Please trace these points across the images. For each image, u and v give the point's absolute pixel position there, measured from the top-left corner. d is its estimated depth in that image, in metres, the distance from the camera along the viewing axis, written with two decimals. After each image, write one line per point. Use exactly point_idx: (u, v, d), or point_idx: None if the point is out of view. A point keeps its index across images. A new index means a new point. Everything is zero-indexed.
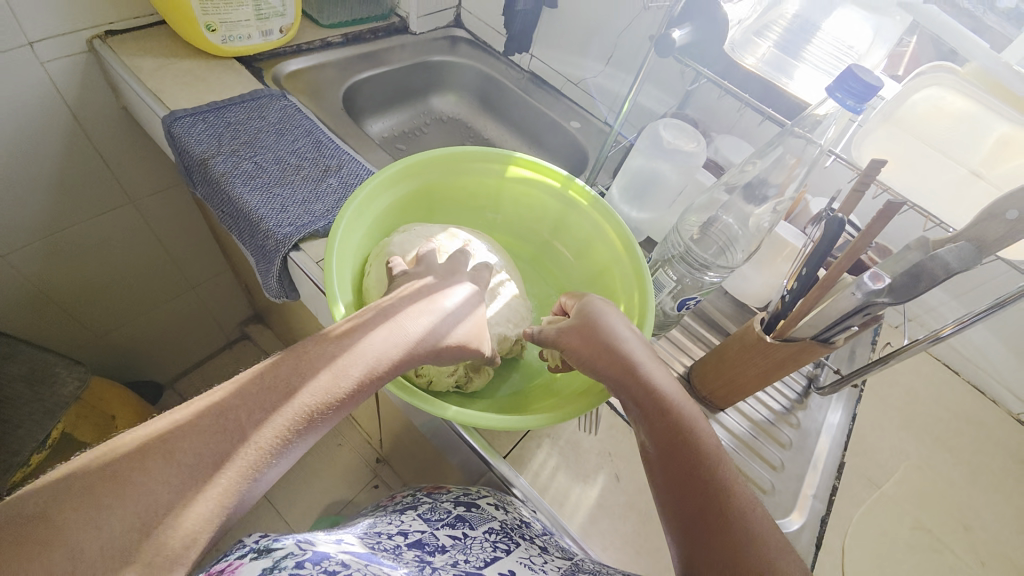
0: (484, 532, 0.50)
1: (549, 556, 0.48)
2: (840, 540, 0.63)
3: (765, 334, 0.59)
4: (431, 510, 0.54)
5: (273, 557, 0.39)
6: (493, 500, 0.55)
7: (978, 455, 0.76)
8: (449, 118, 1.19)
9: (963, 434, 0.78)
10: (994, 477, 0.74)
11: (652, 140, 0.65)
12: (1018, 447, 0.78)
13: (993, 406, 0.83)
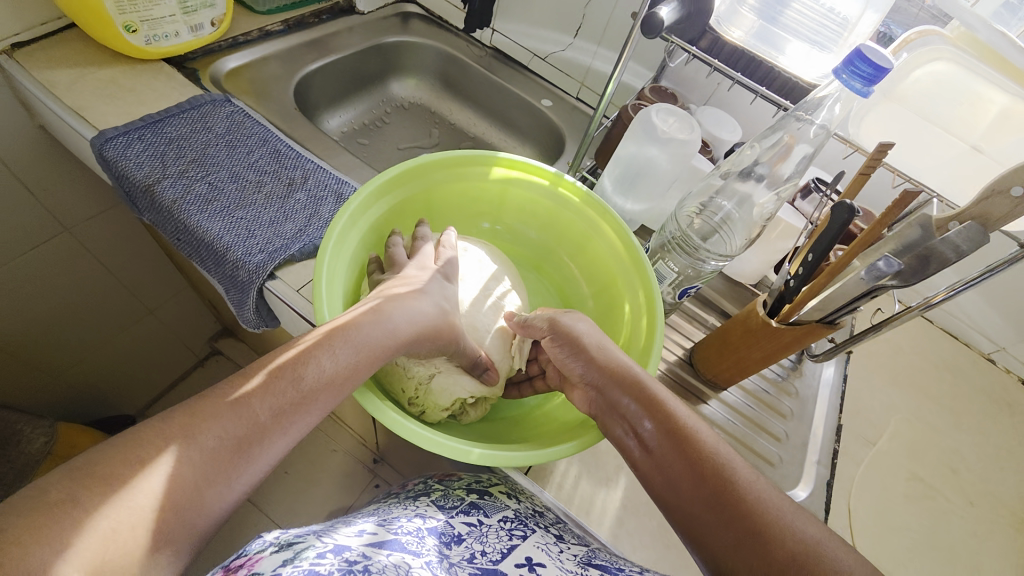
0: (499, 520, 0.47)
1: (566, 545, 0.47)
2: (847, 502, 0.66)
3: (770, 317, 0.59)
4: (443, 497, 0.51)
5: (293, 552, 0.37)
6: (505, 489, 0.53)
7: (957, 399, 0.80)
8: (411, 104, 1.11)
9: (943, 381, 0.82)
10: (973, 418, 0.79)
11: (644, 126, 0.61)
12: (991, 386, 0.84)
13: (967, 350, 0.87)
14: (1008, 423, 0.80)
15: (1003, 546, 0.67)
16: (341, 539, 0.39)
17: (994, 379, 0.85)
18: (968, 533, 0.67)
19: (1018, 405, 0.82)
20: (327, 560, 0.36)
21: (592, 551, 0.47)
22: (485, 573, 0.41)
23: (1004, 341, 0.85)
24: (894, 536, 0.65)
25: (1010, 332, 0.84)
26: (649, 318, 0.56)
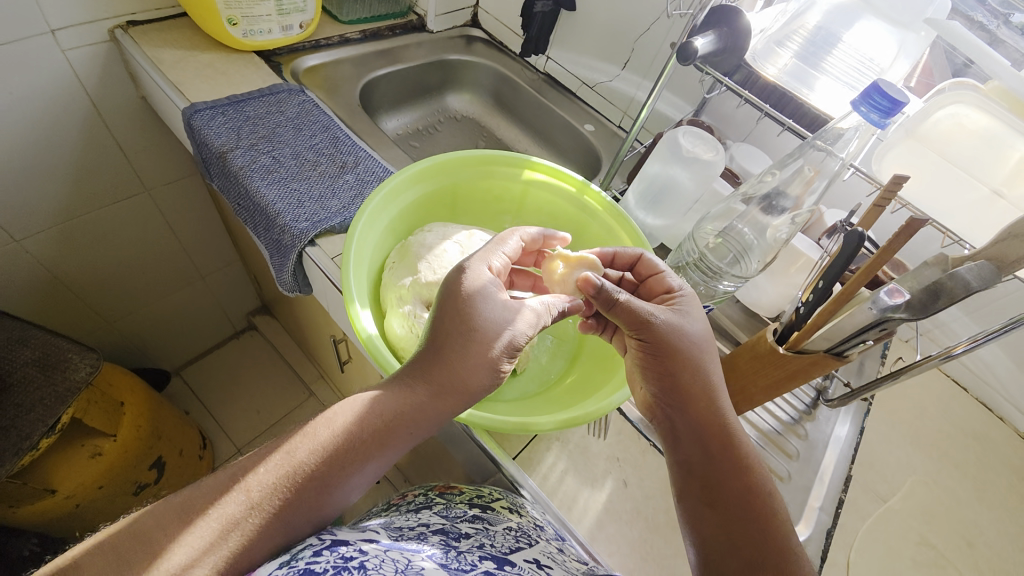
0: (504, 529, 0.48)
1: (566, 558, 0.47)
2: (845, 553, 0.63)
3: (778, 344, 0.59)
4: (446, 508, 0.51)
5: (295, 554, 0.38)
6: (506, 503, 0.53)
7: (984, 472, 0.75)
8: (463, 117, 1.20)
9: (970, 451, 0.77)
10: (1001, 495, 0.73)
11: (669, 145, 0.64)
12: None
13: (1001, 424, 0.82)
14: None
15: None
16: (343, 536, 0.41)
17: None
18: None
19: None
20: (325, 556, 0.37)
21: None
22: (495, 557, 0.43)
23: None
24: None
25: None
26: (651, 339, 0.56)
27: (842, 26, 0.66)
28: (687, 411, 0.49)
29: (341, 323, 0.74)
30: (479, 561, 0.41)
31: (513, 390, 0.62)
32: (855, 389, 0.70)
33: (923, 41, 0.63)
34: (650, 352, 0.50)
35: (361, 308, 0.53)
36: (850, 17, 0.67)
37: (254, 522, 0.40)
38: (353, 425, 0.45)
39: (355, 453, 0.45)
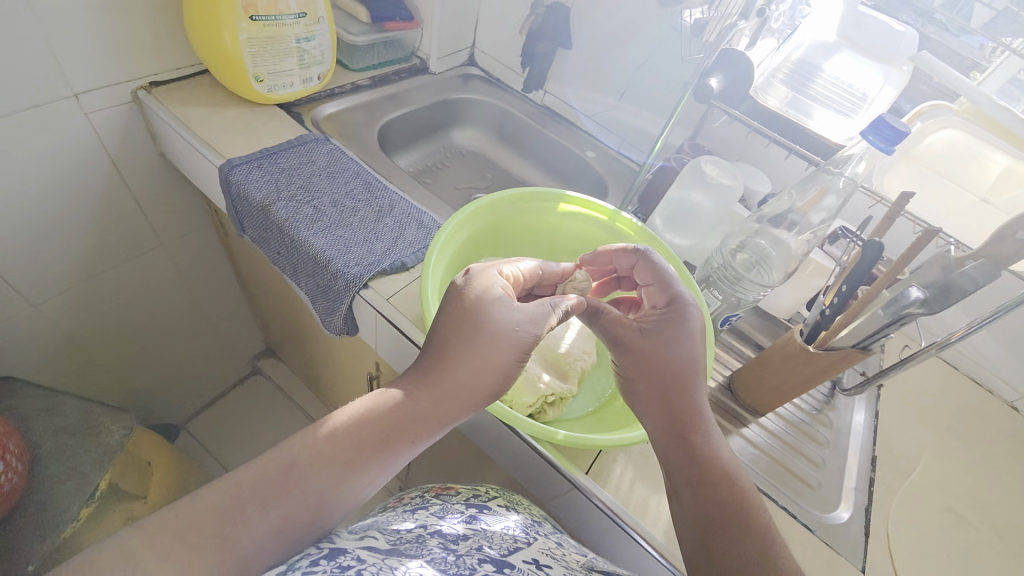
0: (500, 530, 0.57)
1: (566, 552, 0.56)
2: (885, 527, 0.68)
3: (807, 343, 0.65)
4: (444, 511, 0.62)
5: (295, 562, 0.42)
6: (504, 504, 0.66)
7: (984, 440, 0.84)
8: (468, 151, 1.25)
9: (968, 422, 0.86)
10: (1001, 458, 0.83)
11: (694, 174, 0.73)
12: (1015, 430, 0.88)
13: (990, 396, 0.92)
14: None
15: None
16: (342, 542, 0.46)
17: (1017, 424, 0.89)
18: (1004, 565, 0.70)
19: None
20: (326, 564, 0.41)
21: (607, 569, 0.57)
22: (494, 560, 0.49)
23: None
24: (935, 564, 0.67)
25: None
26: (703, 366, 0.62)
27: (822, 58, 0.76)
28: (666, 416, 0.54)
29: (392, 360, 0.77)
30: (478, 565, 0.48)
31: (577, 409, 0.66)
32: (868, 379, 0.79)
33: (904, 73, 0.72)
34: (631, 360, 0.55)
35: None
36: (827, 49, 0.76)
37: (269, 514, 0.44)
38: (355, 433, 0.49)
39: (354, 462, 0.48)
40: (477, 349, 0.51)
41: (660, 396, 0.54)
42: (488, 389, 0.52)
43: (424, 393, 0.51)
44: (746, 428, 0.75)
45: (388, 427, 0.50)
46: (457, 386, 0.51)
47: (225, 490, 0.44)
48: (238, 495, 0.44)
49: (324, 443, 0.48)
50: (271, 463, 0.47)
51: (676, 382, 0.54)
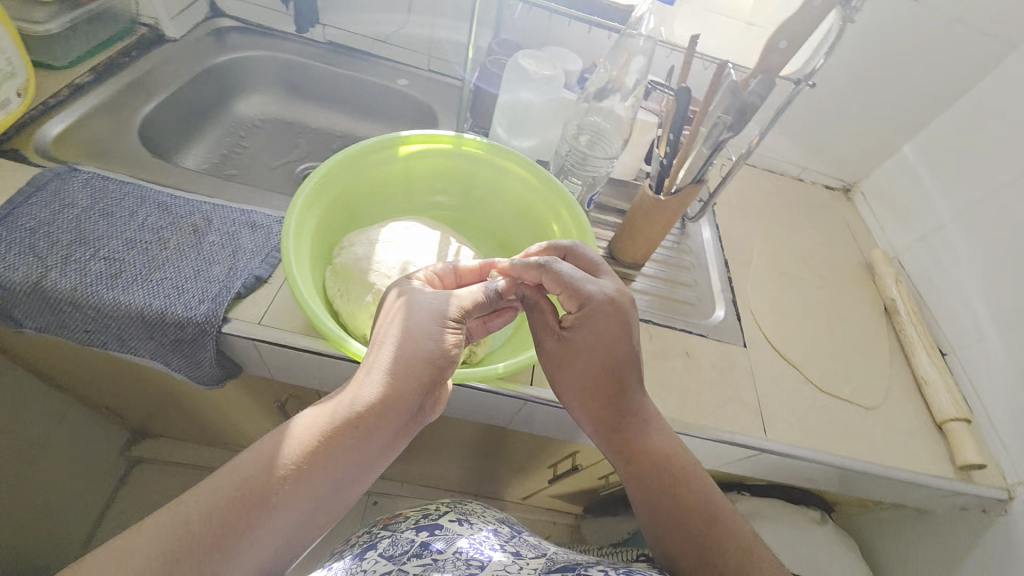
0: (452, 553, 0.65)
1: (520, 558, 0.66)
2: (749, 308, 0.87)
3: (658, 194, 0.75)
4: (396, 547, 0.68)
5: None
6: (456, 520, 0.74)
7: (781, 214, 1.10)
8: (263, 121, 1.07)
9: (769, 206, 1.11)
10: (794, 222, 1.09)
11: (517, 72, 0.72)
12: (794, 198, 1.16)
13: (773, 179, 1.19)
14: (810, 218, 1.13)
15: (845, 295, 0.97)
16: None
17: (794, 192, 1.18)
18: (827, 293, 0.95)
19: (811, 204, 1.16)
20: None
21: (553, 557, 0.67)
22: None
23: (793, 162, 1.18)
24: (791, 315, 0.88)
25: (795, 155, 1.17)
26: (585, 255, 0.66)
27: None
28: (616, 406, 0.57)
29: (299, 379, 0.70)
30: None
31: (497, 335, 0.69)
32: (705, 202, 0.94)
33: None
34: (572, 355, 0.56)
35: (350, 342, 0.52)
36: None
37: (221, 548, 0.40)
38: (314, 448, 0.45)
39: (317, 478, 0.44)
40: (407, 346, 0.49)
41: (604, 389, 0.56)
42: (427, 367, 0.49)
43: (384, 399, 0.48)
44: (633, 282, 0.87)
45: (335, 441, 0.45)
46: (414, 379, 0.48)
47: (173, 521, 0.40)
48: (189, 526, 0.40)
49: (281, 459, 0.44)
50: (223, 486, 0.43)
51: (620, 378, 0.56)
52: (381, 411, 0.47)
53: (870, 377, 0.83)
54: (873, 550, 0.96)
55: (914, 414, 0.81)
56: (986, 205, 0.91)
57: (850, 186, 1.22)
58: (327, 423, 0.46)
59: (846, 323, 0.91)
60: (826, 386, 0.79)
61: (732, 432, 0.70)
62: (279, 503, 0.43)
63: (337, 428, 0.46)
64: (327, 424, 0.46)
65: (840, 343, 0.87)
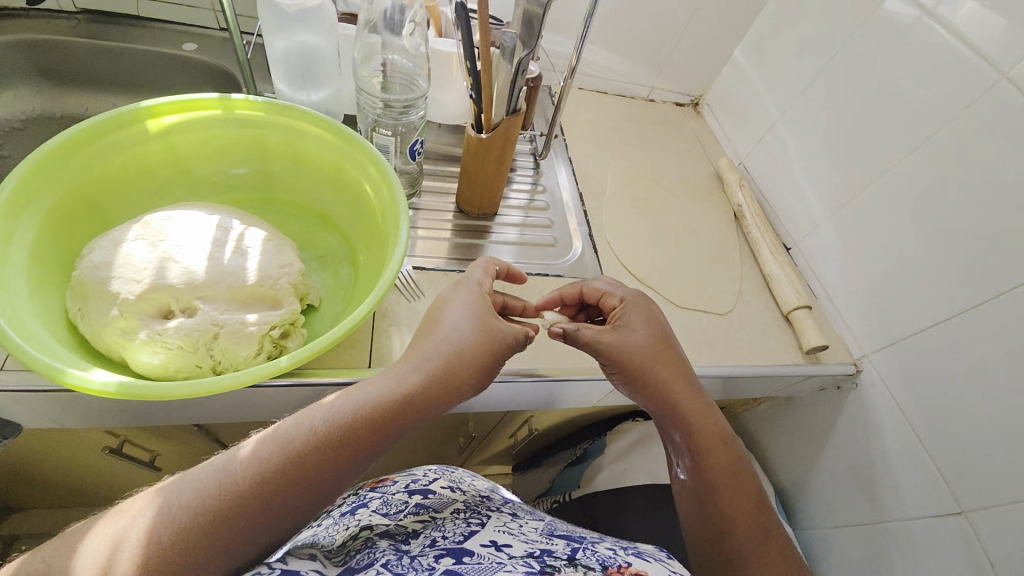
0: (452, 514, 0.66)
1: (526, 523, 0.68)
2: (606, 238, 0.86)
3: (480, 133, 0.69)
4: (386, 505, 0.68)
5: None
6: (449, 484, 0.74)
7: (631, 135, 1.11)
8: (22, 121, 0.88)
9: (619, 128, 1.11)
10: (643, 140, 1.10)
11: (271, 10, 0.60)
12: (642, 115, 1.17)
13: (618, 100, 1.19)
14: (658, 132, 1.15)
15: (698, 209, 0.99)
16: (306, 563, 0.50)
17: (640, 109, 1.19)
18: (677, 209, 0.98)
19: (658, 119, 1.18)
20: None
21: (550, 522, 0.70)
22: (451, 549, 0.56)
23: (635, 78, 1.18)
24: (645, 237, 0.89)
25: (634, 72, 1.17)
26: (394, 215, 0.58)
27: None
28: (663, 410, 0.61)
29: (95, 422, 0.58)
30: (437, 561, 0.54)
31: (323, 320, 0.60)
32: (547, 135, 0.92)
33: None
34: (614, 368, 0.61)
35: (86, 372, 0.43)
36: None
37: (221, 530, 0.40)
38: (331, 443, 0.46)
39: (328, 476, 0.46)
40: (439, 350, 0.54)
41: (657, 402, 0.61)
42: (465, 370, 0.55)
43: (411, 397, 0.51)
44: (493, 233, 0.83)
45: (370, 438, 0.48)
46: (441, 378, 0.53)
47: (170, 510, 0.40)
48: (193, 515, 0.40)
49: (293, 450, 0.45)
50: (238, 478, 0.43)
51: (670, 369, 0.61)
52: (405, 408, 0.50)
53: (723, 282, 0.87)
54: (758, 438, 1.05)
55: (764, 309, 0.86)
56: (803, 99, 0.95)
57: (697, 101, 1.25)
58: (353, 416, 0.48)
59: (699, 236, 0.94)
60: (682, 300, 0.82)
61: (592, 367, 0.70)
62: (287, 498, 0.43)
63: (362, 421, 0.48)
64: (348, 418, 0.48)
65: (694, 257, 0.90)
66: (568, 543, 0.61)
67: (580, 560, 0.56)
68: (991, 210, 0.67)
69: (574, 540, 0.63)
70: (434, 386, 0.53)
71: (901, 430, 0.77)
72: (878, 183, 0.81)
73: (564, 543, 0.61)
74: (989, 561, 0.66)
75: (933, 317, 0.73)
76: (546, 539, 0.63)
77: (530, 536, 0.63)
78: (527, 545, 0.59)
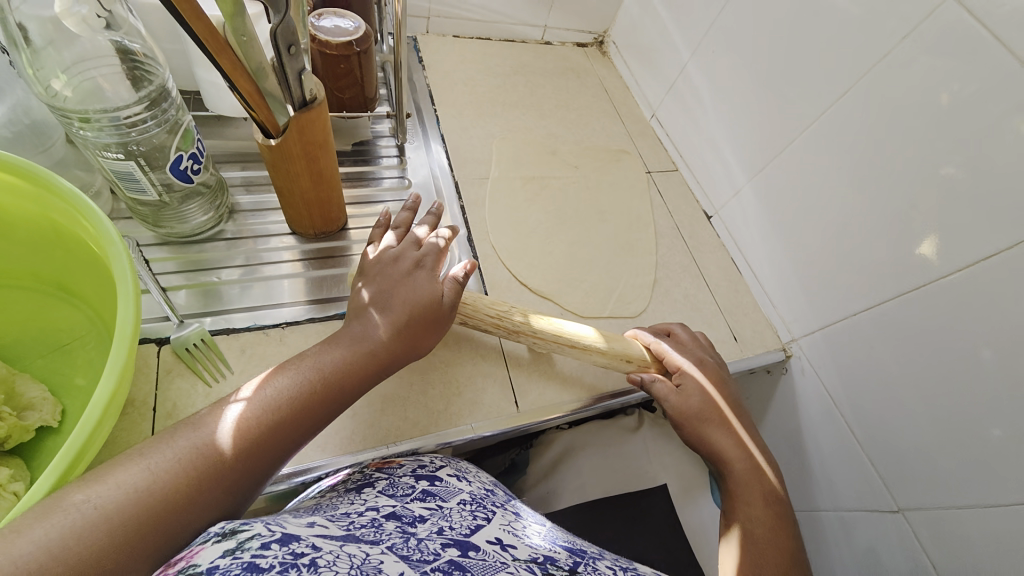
0: (458, 503, 0.48)
1: (526, 523, 0.51)
2: (489, 243, 0.70)
3: (269, 139, 0.49)
4: (392, 485, 0.48)
5: (240, 538, 0.31)
6: (451, 471, 0.53)
7: (519, 92, 0.91)
8: None
9: (504, 85, 0.91)
10: (535, 98, 0.91)
11: None
12: (532, 63, 0.97)
13: (502, 47, 0.98)
14: (553, 83, 0.95)
15: (604, 181, 0.83)
16: (291, 527, 0.35)
17: (529, 55, 0.98)
18: (579, 185, 0.81)
19: (552, 66, 0.98)
20: (278, 551, 0.31)
21: (551, 530, 0.54)
22: (458, 542, 0.41)
23: (518, 18, 0.96)
24: (537, 232, 0.74)
25: (516, 11, 0.95)
26: (122, 286, 0.40)
27: None
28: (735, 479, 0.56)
29: None
30: (442, 549, 0.39)
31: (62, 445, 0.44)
32: (398, 113, 0.72)
33: None
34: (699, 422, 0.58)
35: None
36: None
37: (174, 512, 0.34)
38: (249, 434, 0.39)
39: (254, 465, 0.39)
40: (390, 307, 0.49)
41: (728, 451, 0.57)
42: (428, 320, 0.50)
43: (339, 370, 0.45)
44: (351, 254, 0.65)
45: (331, 393, 0.44)
46: (392, 342, 0.48)
47: (112, 500, 0.33)
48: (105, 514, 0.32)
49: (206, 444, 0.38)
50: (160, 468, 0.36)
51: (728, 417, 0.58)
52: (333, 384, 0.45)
53: (633, 274, 0.73)
54: None
55: (683, 300, 0.73)
56: (713, 34, 0.78)
57: (602, 38, 1.05)
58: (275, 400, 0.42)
59: (606, 218, 0.79)
60: (585, 310, 0.68)
61: (474, 424, 0.56)
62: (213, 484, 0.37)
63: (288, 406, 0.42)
64: (281, 401, 0.42)
65: (599, 249, 0.75)
66: (570, 555, 0.46)
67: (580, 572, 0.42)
68: (923, 166, 0.55)
69: (573, 552, 0.49)
70: (400, 337, 0.48)
71: (835, 422, 0.69)
72: (800, 139, 0.68)
73: (564, 552, 0.47)
74: (930, 562, 0.60)
75: (865, 299, 0.63)
76: (551, 548, 0.47)
77: (537, 543, 0.46)
78: (533, 549, 0.44)
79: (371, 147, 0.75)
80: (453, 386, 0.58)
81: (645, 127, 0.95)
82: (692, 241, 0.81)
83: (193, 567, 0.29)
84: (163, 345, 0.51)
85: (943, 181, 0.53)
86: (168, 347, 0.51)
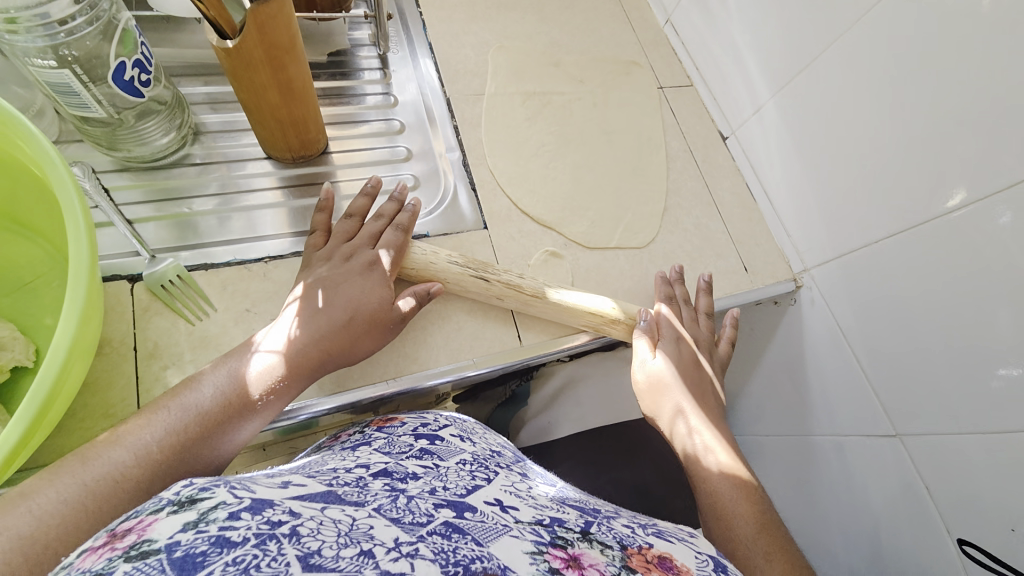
0: (457, 463, 0.43)
1: (535, 484, 0.46)
2: (485, 167, 0.64)
3: (224, 39, 0.41)
4: (388, 444, 0.45)
5: (200, 511, 0.22)
6: (456, 432, 0.50)
7: None
8: None
9: None
10: None
11: None
12: None
13: None
14: None
15: (612, 97, 0.75)
16: (263, 489, 0.26)
17: None
18: (586, 102, 0.73)
19: None
20: (251, 523, 0.22)
21: (562, 490, 0.48)
22: (452, 502, 0.34)
23: None
24: (539, 155, 0.67)
25: None
26: (69, 215, 0.37)
27: None
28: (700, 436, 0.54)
29: None
30: (435, 511, 0.32)
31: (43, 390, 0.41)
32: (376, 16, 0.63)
33: None
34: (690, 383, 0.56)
35: None
36: None
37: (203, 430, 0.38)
38: (309, 353, 0.44)
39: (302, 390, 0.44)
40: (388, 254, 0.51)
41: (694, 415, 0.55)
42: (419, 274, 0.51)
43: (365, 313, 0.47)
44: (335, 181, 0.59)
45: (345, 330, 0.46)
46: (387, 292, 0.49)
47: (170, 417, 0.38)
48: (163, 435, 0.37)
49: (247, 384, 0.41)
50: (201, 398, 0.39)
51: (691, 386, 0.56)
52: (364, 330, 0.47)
53: (642, 202, 0.68)
54: None
55: (693, 228, 0.69)
56: None
57: None
58: (316, 346, 0.44)
59: (613, 139, 0.72)
60: (590, 241, 0.64)
61: (475, 360, 0.55)
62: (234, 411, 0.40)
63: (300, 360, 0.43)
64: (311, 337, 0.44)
65: (606, 173, 0.69)
66: (584, 515, 0.39)
67: (596, 533, 0.35)
68: (971, 68, 0.48)
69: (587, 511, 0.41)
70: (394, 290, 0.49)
71: (842, 352, 0.67)
72: (830, 51, 0.60)
73: (574, 513, 0.39)
74: (924, 487, 0.61)
75: (890, 226, 0.58)
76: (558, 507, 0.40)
77: (544, 504, 0.40)
78: (538, 512, 0.37)
79: (351, 58, 0.67)
80: (451, 322, 0.56)
81: (658, 34, 0.85)
82: (706, 165, 0.75)
83: (146, 544, 0.21)
84: (135, 282, 0.47)
85: (995, 89, 0.47)
86: (142, 285, 0.47)
